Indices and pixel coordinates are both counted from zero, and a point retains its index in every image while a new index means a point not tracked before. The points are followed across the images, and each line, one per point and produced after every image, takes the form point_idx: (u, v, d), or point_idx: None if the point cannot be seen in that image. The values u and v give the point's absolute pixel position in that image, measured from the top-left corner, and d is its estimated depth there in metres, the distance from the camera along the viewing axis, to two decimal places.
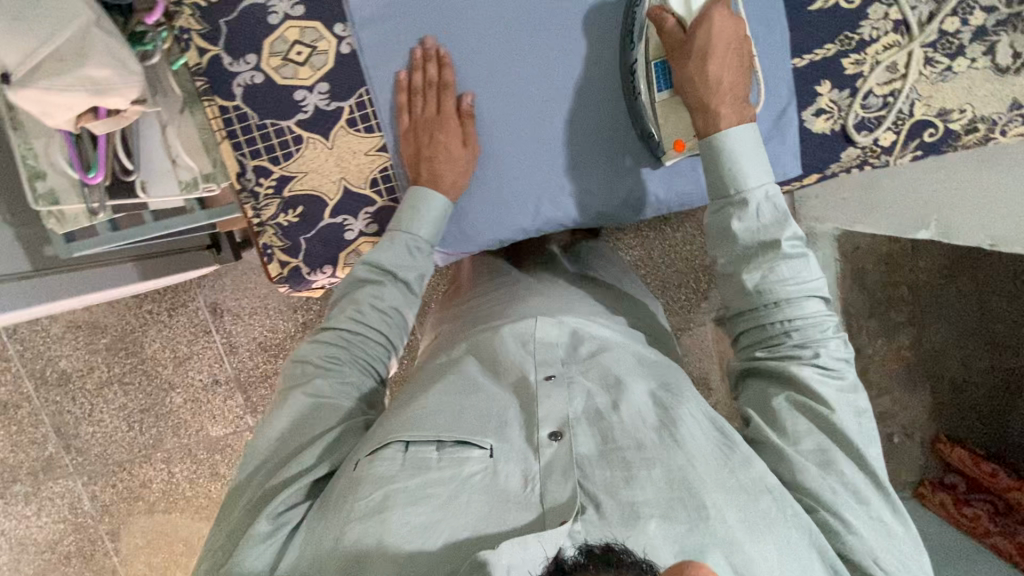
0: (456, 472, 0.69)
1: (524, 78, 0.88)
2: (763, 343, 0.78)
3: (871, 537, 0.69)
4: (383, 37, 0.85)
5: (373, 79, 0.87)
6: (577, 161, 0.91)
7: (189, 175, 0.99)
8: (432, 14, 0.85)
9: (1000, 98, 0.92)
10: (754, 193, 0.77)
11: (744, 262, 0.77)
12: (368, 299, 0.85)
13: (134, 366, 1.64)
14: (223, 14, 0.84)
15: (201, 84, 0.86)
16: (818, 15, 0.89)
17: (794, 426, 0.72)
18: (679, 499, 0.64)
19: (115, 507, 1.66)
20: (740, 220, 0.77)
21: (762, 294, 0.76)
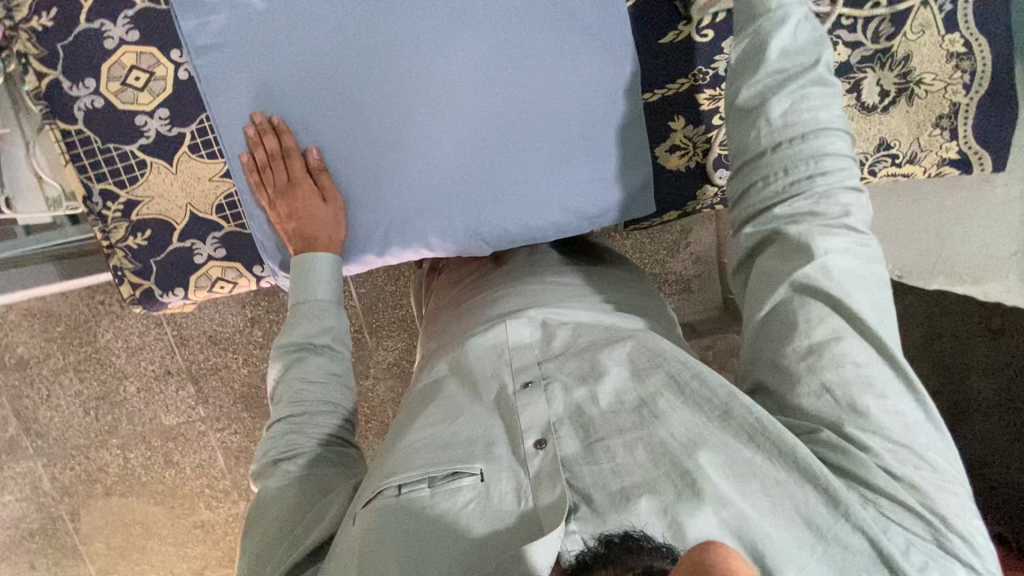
0: (451, 507, 0.66)
1: (416, 114, 0.87)
2: (776, 183, 0.72)
3: (887, 443, 0.63)
4: (220, 63, 0.85)
5: (213, 110, 0.86)
6: (428, 195, 0.90)
7: (55, 192, 1.00)
8: (280, 45, 0.84)
9: (866, 137, 0.90)
10: (792, 15, 0.74)
11: (772, 88, 0.73)
12: (296, 376, 0.82)
13: (89, 355, 1.66)
14: (59, 38, 0.84)
15: (42, 108, 0.86)
16: (671, 47, 0.89)
17: (808, 318, 0.67)
18: (671, 471, 0.63)
19: (73, 489, 1.73)
20: (778, 41, 0.73)
21: (786, 124, 0.72)
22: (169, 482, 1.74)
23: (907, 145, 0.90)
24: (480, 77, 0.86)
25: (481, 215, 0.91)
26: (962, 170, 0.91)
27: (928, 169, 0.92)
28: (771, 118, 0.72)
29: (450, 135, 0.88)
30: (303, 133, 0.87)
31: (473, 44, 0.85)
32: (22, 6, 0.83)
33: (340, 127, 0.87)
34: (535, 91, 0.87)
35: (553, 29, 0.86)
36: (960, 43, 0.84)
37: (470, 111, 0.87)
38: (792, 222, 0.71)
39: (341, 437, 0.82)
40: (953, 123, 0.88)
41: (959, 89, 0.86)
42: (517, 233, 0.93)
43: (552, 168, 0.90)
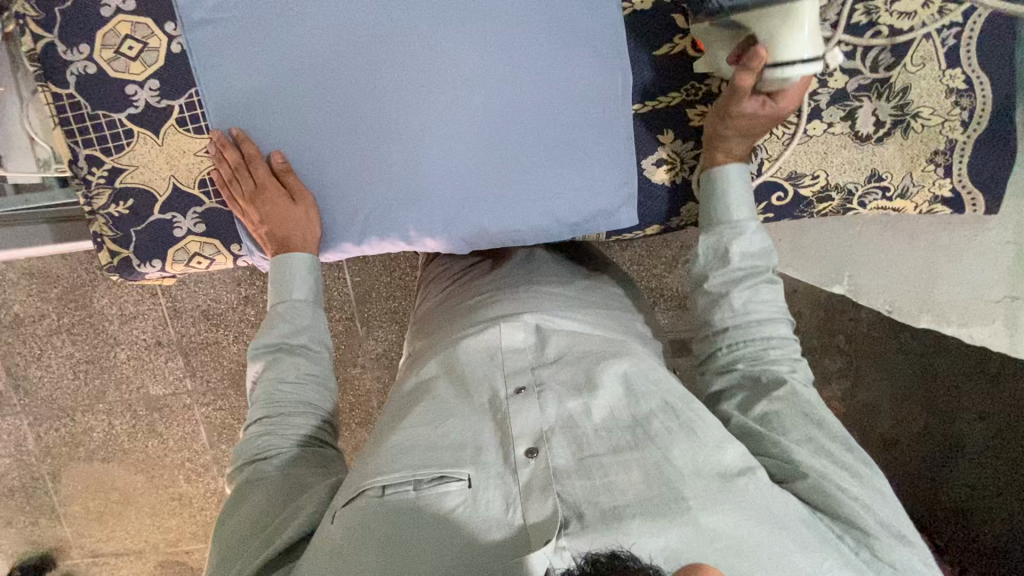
0: (434, 511, 0.66)
1: (420, 111, 0.87)
2: (738, 349, 0.81)
3: (872, 501, 0.69)
4: (215, 39, 0.85)
5: (204, 82, 0.87)
6: (417, 192, 0.90)
7: (45, 153, 1.01)
8: (280, 29, 0.84)
9: (858, 167, 0.88)
10: (748, 224, 0.83)
11: (734, 281, 0.82)
12: (272, 376, 0.84)
13: (83, 319, 1.67)
14: (57, 3, 0.85)
15: (36, 70, 0.87)
16: (666, 59, 0.88)
17: (781, 422, 0.75)
18: (664, 496, 0.63)
19: (56, 450, 1.74)
20: (739, 247, 0.82)
21: (744, 313, 0.81)
22: (151, 452, 1.75)
23: (900, 177, 0.88)
24: (481, 75, 0.86)
25: (473, 216, 0.91)
26: (952, 208, 0.90)
27: (919, 206, 0.90)
28: (735, 306, 0.81)
29: (452, 133, 0.87)
30: (300, 116, 0.87)
31: (472, 39, 0.85)
32: None
33: (336, 114, 0.87)
34: (532, 92, 0.87)
35: (548, 33, 0.86)
36: (961, 79, 0.83)
37: (475, 112, 0.87)
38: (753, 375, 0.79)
39: (317, 438, 0.85)
40: (948, 160, 0.86)
41: (957, 125, 0.85)
42: (506, 234, 0.93)
43: (539, 169, 0.89)
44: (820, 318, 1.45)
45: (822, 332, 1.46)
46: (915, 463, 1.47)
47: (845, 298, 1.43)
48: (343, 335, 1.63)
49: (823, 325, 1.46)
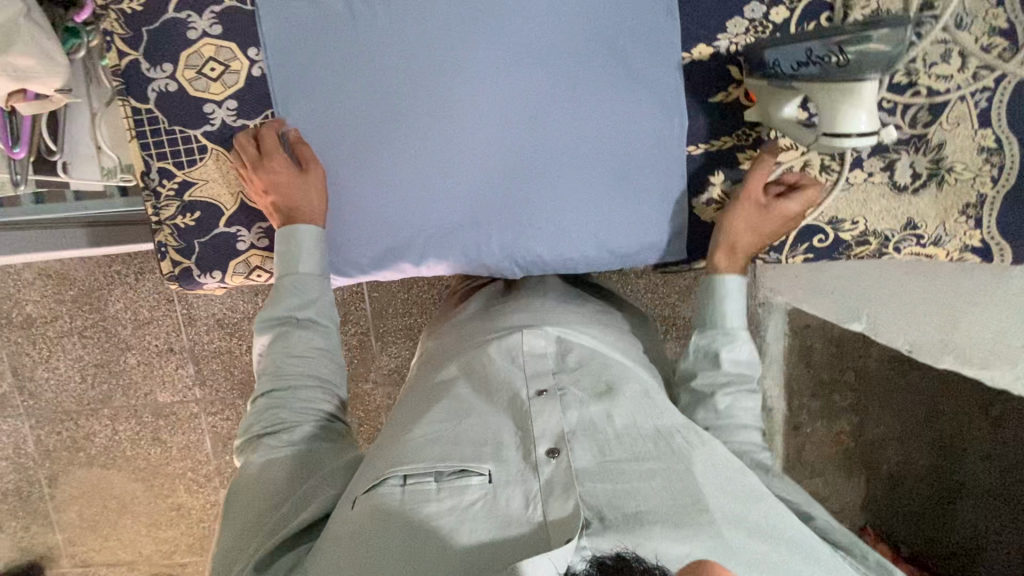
0: (455, 503, 0.68)
1: (471, 130, 0.91)
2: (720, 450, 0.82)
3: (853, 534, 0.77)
4: (294, 66, 0.90)
5: (280, 105, 0.91)
6: (473, 218, 0.95)
7: (111, 163, 1.04)
8: (352, 57, 0.89)
9: (895, 215, 0.93)
10: (739, 333, 0.86)
11: (721, 385, 0.84)
12: (281, 350, 0.83)
13: (95, 322, 1.68)
14: (145, 23, 0.88)
15: (118, 84, 0.91)
16: (720, 106, 0.93)
17: (770, 492, 0.79)
18: (685, 503, 0.66)
19: (55, 454, 1.73)
20: (728, 354, 0.85)
21: (727, 417, 0.83)
22: (153, 460, 1.74)
23: (933, 227, 0.93)
24: (538, 103, 0.91)
25: (507, 233, 0.95)
26: (981, 257, 0.94)
27: (950, 253, 0.95)
28: (718, 409, 0.83)
29: (500, 155, 0.92)
30: (358, 136, 0.91)
31: (536, 70, 0.90)
32: None
33: (392, 127, 0.91)
34: (585, 123, 0.92)
35: (611, 76, 0.91)
36: (992, 138, 0.89)
37: (524, 137, 0.92)
38: None
39: (329, 415, 0.84)
40: (979, 213, 0.92)
41: (987, 181, 0.91)
42: (541, 253, 0.96)
43: (590, 198, 0.94)
44: (831, 353, 1.49)
45: (832, 366, 1.49)
46: (920, 500, 1.50)
47: (856, 335, 1.46)
48: (357, 349, 1.65)
49: (835, 359, 1.49)
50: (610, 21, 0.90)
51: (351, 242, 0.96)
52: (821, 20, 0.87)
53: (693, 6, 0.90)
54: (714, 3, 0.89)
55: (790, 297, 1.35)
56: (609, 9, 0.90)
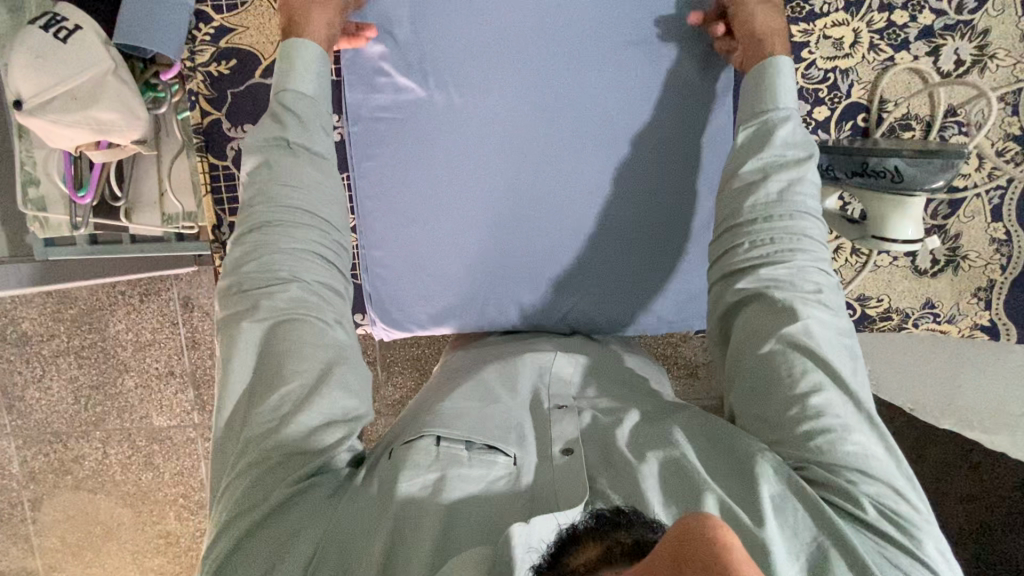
0: (484, 474, 0.71)
1: (504, 178, 0.96)
2: (764, 245, 0.77)
3: (869, 461, 0.66)
4: (369, 132, 0.96)
5: (357, 167, 0.97)
6: (526, 274, 0.99)
7: (173, 209, 1.06)
8: (413, 111, 0.95)
9: (916, 295, 1.03)
10: (793, 113, 0.82)
11: (779, 118, 0.82)
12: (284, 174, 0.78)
13: (94, 342, 1.56)
14: (231, 86, 0.92)
15: (198, 141, 0.94)
16: None
17: (791, 369, 0.70)
18: (685, 486, 0.68)
19: (41, 476, 1.61)
20: (783, 133, 0.81)
21: (780, 201, 0.78)
22: (144, 485, 1.62)
23: (949, 307, 1.03)
24: (574, 164, 0.97)
25: (537, 289, 1.00)
26: (991, 335, 1.03)
27: (962, 330, 1.04)
28: (774, 194, 0.78)
29: (535, 191, 0.97)
30: (410, 178, 0.96)
31: (584, 144, 0.96)
32: (205, 52, 0.91)
33: (437, 173, 0.96)
34: (639, 195, 0.98)
35: (664, 159, 0.98)
36: (1002, 230, 0.99)
37: (554, 195, 0.97)
38: (774, 285, 0.75)
39: (332, 260, 0.80)
40: (989, 295, 1.02)
41: (996, 268, 1.01)
42: (585, 314, 1.01)
43: (640, 265, 1.00)
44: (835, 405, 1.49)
45: None
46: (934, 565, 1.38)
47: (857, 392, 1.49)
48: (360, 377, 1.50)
49: None
50: (670, 108, 0.97)
51: (402, 291, 1.01)
52: (859, 121, 0.95)
53: None
54: None
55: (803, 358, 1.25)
56: (667, 97, 0.97)
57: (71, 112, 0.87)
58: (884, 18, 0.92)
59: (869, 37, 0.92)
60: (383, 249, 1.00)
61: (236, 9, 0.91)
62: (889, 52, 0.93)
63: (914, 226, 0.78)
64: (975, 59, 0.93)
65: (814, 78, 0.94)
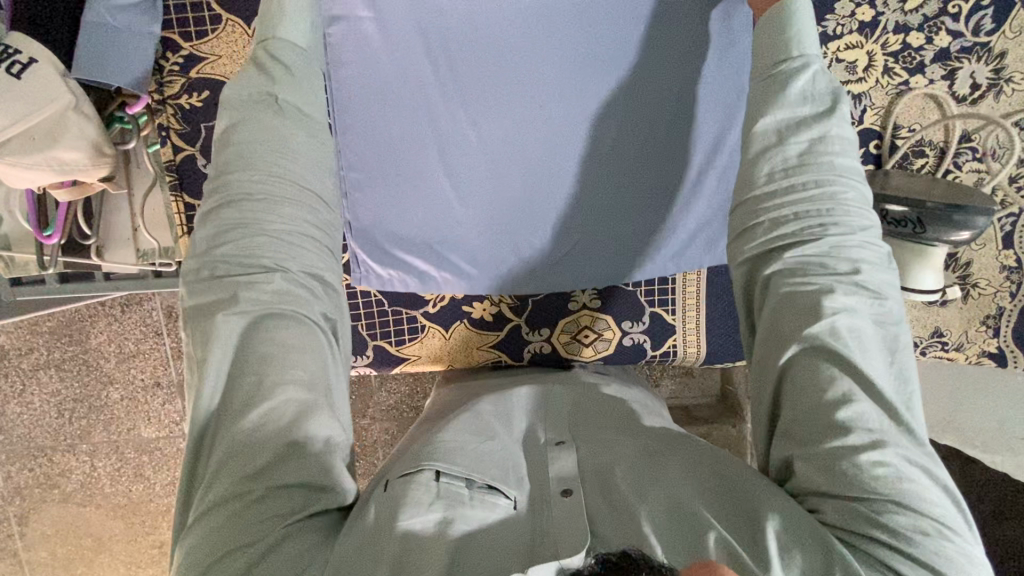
0: (483, 521, 0.61)
1: (504, 103, 0.82)
2: (785, 223, 0.64)
3: (904, 483, 0.54)
4: (358, 98, 0.81)
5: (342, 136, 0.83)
6: (544, 258, 0.90)
7: (147, 246, 0.99)
8: (404, 74, 0.80)
9: (922, 324, 1.01)
10: (816, 62, 0.68)
11: (802, 65, 0.67)
12: (264, 138, 0.64)
13: (75, 355, 1.45)
14: (204, 119, 0.85)
15: (173, 179, 0.88)
16: None
17: (812, 372, 0.59)
18: (682, 527, 0.58)
19: (27, 491, 1.49)
20: (802, 83, 0.67)
21: (803, 165, 0.65)
22: (136, 497, 1.51)
23: (957, 335, 1.01)
24: (599, 134, 0.84)
25: (537, 236, 0.89)
26: (998, 362, 1.01)
27: (969, 357, 1.02)
28: (791, 157, 0.65)
29: (552, 166, 0.85)
30: (400, 152, 0.84)
31: (598, 64, 0.81)
32: (174, 82, 0.84)
33: (421, 99, 0.82)
34: (670, 185, 0.87)
35: (689, 134, 0.84)
36: (1013, 257, 0.96)
37: (555, 121, 0.83)
38: (797, 273, 0.62)
39: (322, 240, 0.66)
40: (997, 322, 0.99)
41: (1005, 295, 0.98)
42: (585, 272, 0.91)
43: (653, 221, 0.89)
44: None
45: None
46: None
47: None
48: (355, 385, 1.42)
49: None
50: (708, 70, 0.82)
51: (390, 225, 0.87)
52: (871, 148, 0.91)
53: None
54: None
55: None
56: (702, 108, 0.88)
57: (32, 153, 0.80)
58: (899, 40, 0.87)
59: (884, 60, 0.88)
60: (363, 175, 0.84)
61: (206, 37, 0.83)
62: (904, 75, 0.88)
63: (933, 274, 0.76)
64: (990, 82, 0.88)
65: None
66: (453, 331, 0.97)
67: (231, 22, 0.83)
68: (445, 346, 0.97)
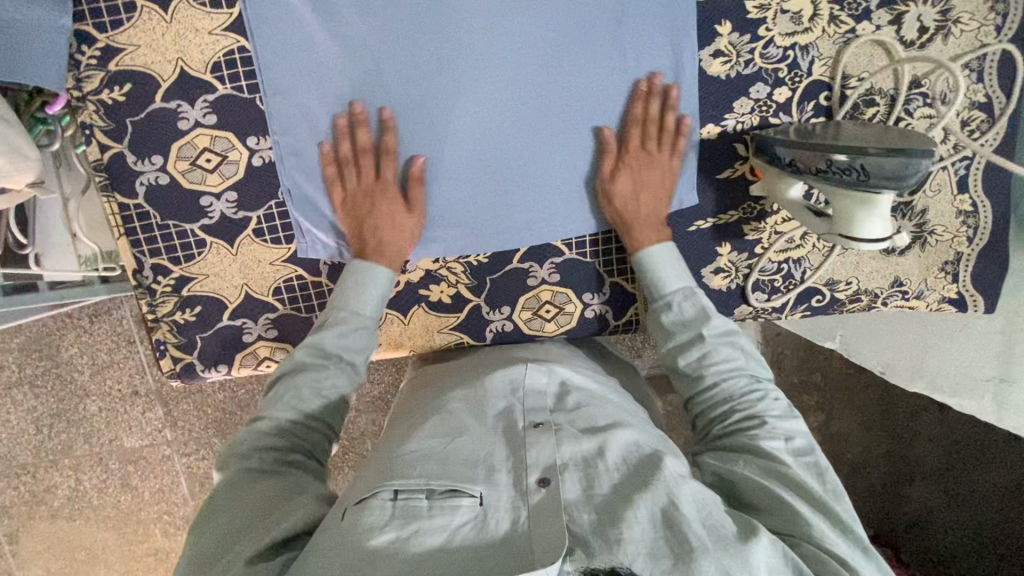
0: (447, 522, 0.66)
1: (446, 60, 0.83)
2: (717, 399, 0.84)
3: (847, 552, 0.70)
4: (291, 67, 0.81)
5: (274, 104, 0.82)
6: (492, 211, 0.90)
7: (88, 250, 0.96)
8: (344, 36, 0.81)
9: (884, 275, 1.00)
10: (676, 295, 0.88)
11: (691, 286, 0.88)
12: (309, 384, 0.80)
13: (48, 369, 1.39)
14: (130, 113, 0.81)
15: (103, 179, 0.84)
16: (726, 182, 0.93)
17: (762, 490, 0.74)
18: (677, 543, 0.64)
19: (14, 509, 1.45)
20: (671, 311, 0.87)
21: (706, 359, 0.85)
22: (125, 507, 1.48)
23: (917, 283, 1.01)
24: (545, 81, 0.85)
25: (495, 200, 0.89)
26: (957, 306, 1.03)
27: (930, 304, 1.03)
28: (699, 356, 0.85)
29: (499, 115, 0.86)
30: (339, 120, 0.83)
31: (534, 27, 0.83)
32: (93, 77, 0.80)
33: (361, 64, 0.82)
34: (617, 130, 0.88)
35: (638, 82, 0.87)
36: (968, 202, 0.96)
37: (492, 80, 0.84)
38: (735, 435, 0.81)
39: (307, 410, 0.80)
40: (955, 269, 1.00)
41: (963, 241, 0.98)
42: (534, 227, 0.91)
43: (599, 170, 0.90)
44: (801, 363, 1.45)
45: (800, 368, 1.46)
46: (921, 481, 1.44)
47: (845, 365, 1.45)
48: None
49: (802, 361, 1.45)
50: (642, 23, 0.84)
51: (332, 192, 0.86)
52: (822, 100, 0.90)
53: (708, 90, 0.88)
54: (721, 84, 0.88)
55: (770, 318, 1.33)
56: (649, 67, 0.86)
57: None
58: None
59: (829, 8, 0.86)
60: (303, 142, 0.84)
61: (121, 26, 0.79)
62: (851, 23, 0.87)
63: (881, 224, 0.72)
64: (938, 25, 0.87)
65: (773, 58, 0.88)
66: (412, 316, 0.95)
67: (146, 9, 0.79)
68: (404, 332, 0.96)
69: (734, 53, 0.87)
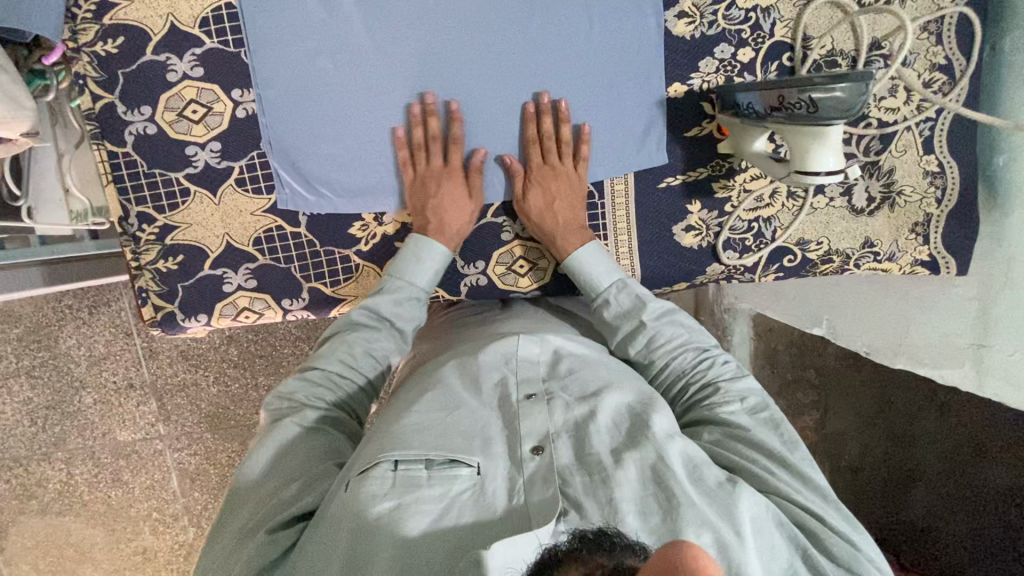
0: (445, 491, 0.66)
1: (423, 20, 0.87)
2: (670, 377, 0.86)
3: (807, 494, 0.72)
4: (276, 25, 0.86)
5: (259, 60, 0.87)
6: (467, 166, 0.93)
7: (80, 205, 1.00)
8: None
9: (855, 235, 1.01)
10: (609, 291, 0.90)
11: (621, 280, 0.91)
12: (361, 343, 0.87)
13: (46, 360, 1.39)
14: (121, 65, 0.86)
15: (92, 128, 0.88)
16: (694, 140, 0.96)
17: (721, 451, 0.75)
18: (664, 495, 0.65)
19: (4, 503, 1.43)
20: (614, 307, 0.90)
21: (655, 340, 0.87)
22: (115, 503, 1.45)
23: (888, 245, 1.02)
24: (518, 41, 0.89)
25: (471, 156, 0.92)
26: (930, 269, 1.04)
27: (903, 267, 1.04)
28: (648, 340, 0.87)
29: (474, 72, 0.89)
30: (321, 77, 0.87)
31: None
32: (88, 30, 0.85)
33: (342, 22, 0.86)
34: (588, 88, 0.92)
35: (608, 44, 0.90)
36: (935, 163, 0.98)
37: (468, 40, 0.88)
38: (693, 408, 0.82)
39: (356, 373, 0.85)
40: (926, 230, 1.01)
41: (932, 202, 1.00)
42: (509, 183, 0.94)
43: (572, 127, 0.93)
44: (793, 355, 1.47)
45: (794, 365, 1.47)
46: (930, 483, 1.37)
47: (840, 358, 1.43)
48: None
49: (796, 357, 1.47)
50: None
51: (313, 145, 0.90)
52: (784, 61, 0.93)
53: (674, 49, 0.92)
54: (685, 43, 0.92)
55: (757, 302, 1.38)
56: (618, 28, 0.90)
57: None
58: None
59: None
60: (285, 96, 0.88)
61: None
62: None
63: (834, 156, 0.77)
64: None
65: (736, 19, 0.91)
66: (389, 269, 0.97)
67: None
68: None
69: (697, 15, 0.91)
